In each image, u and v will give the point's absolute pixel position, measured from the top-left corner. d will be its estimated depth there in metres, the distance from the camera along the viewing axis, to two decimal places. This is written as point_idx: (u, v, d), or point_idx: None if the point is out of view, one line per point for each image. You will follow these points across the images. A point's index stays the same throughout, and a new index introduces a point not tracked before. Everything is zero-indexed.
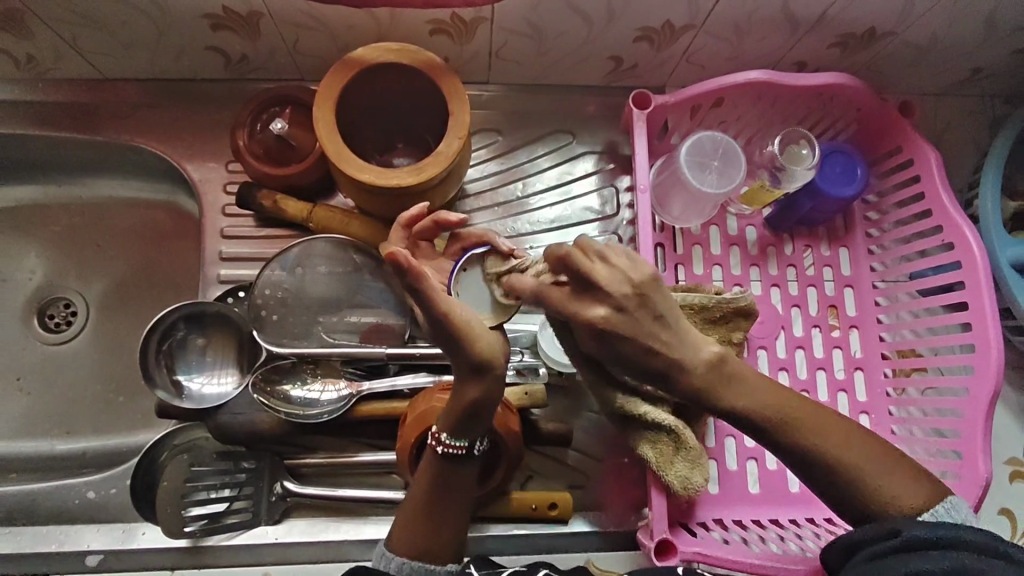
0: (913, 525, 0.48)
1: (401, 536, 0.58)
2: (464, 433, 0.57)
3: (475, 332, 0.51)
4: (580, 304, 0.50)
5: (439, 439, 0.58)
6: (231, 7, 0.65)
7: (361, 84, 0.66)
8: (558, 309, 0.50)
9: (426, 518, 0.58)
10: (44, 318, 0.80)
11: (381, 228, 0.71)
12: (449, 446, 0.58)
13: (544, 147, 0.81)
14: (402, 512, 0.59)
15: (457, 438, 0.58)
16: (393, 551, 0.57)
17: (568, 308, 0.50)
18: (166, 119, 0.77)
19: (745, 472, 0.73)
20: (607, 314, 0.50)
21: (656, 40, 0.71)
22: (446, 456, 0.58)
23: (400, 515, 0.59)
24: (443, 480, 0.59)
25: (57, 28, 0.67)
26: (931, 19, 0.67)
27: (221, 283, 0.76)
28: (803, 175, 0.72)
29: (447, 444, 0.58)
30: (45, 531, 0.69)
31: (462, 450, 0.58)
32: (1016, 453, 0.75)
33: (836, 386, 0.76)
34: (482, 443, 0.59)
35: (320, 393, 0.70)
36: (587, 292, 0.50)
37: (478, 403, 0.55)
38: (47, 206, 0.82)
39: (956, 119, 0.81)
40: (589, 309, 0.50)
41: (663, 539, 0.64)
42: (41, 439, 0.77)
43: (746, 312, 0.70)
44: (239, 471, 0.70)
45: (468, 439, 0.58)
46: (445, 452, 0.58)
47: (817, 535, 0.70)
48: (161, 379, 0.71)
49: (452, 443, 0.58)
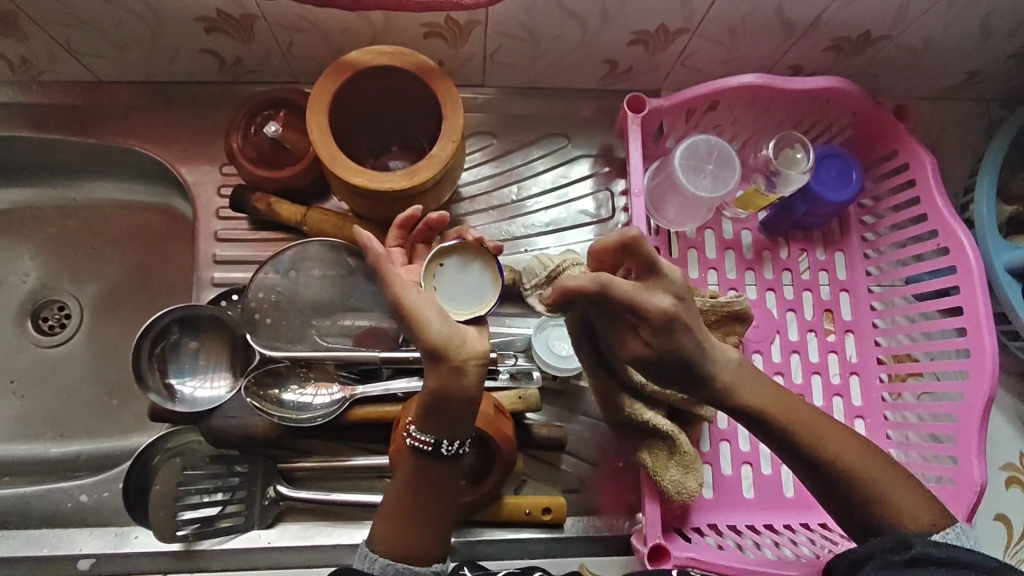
0: (926, 543, 0.48)
1: (384, 533, 0.58)
2: (434, 428, 0.56)
3: (415, 317, 0.50)
4: (648, 294, 0.49)
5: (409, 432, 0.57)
6: (225, 10, 0.65)
7: (355, 87, 0.66)
8: (627, 299, 0.49)
9: (407, 515, 0.58)
10: (38, 321, 0.80)
11: (375, 231, 0.71)
12: (417, 440, 0.57)
13: (539, 150, 0.81)
14: (384, 508, 0.59)
15: (426, 432, 0.57)
16: (375, 551, 0.57)
17: (637, 298, 0.49)
18: (161, 122, 0.77)
19: (740, 477, 0.73)
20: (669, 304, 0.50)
21: (651, 44, 0.71)
22: (415, 449, 0.58)
23: (382, 512, 0.59)
24: (419, 477, 0.58)
25: (51, 30, 0.67)
26: (926, 23, 0.67)
27: (215, 286, 0.76)
28: (798, 179, 0.72)
29: (416, 437, 0.58)
30: (37, 534, 0.68)
31: (428, 445, 0.57)
32: (1012, 459, 0.75)
33: (832, 391, 0.76)
34: (449, 443, 0.57)
35: (312, 396, 0.70)
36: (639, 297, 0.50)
37: (446, 398, 0.53)
38: (42, 208, 0.82)
39: (952, 123, 0.81)
40: (653, 297, 0.50)
41: (657, 545, 0.64)
42: (34, 442, 0.77)
43: (742, 317, 0.70)
44: (232, 474, 0.70)
45: (433, 434, 0.57)
46: (413, 445, 0.57)
47: (812, 541, 0.69)
48: (154, 382, 0.70)
49: (420, 436, 0.57)
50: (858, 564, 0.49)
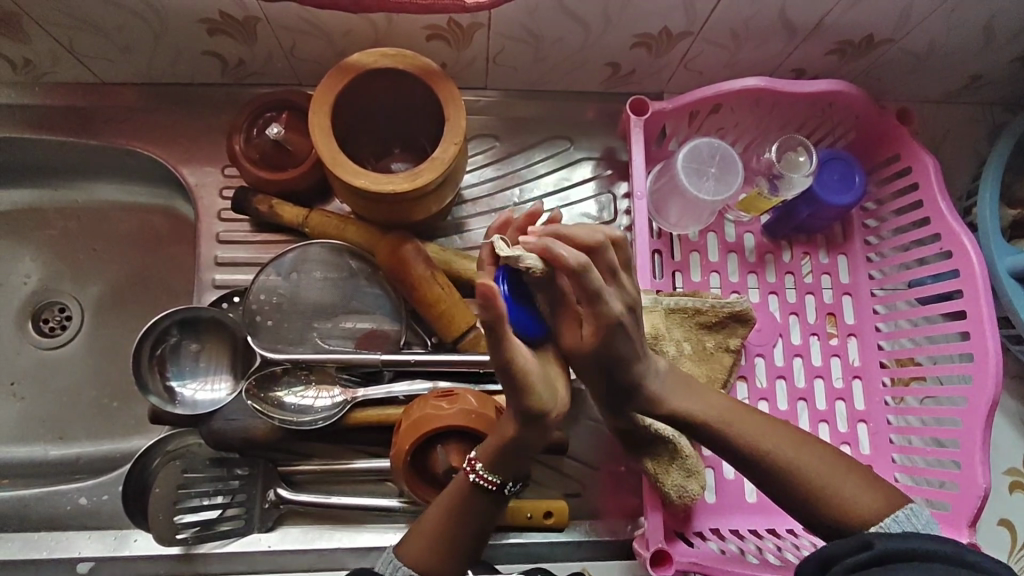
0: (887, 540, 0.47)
1: (412, 549, 0.56)
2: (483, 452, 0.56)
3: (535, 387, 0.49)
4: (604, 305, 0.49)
5: (478, 469, 0.56)
6: (228, 12, 0.65)
7: (357, 89, 0.66)
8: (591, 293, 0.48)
9: (439, 538, 0.56)
10: (38, 322, 0.80)
11: (376, 234, 0.70)
12: (482, 478, 0.56)
13: (541, 153, 0.81)
14: (419, 524, 0.58)
15: (493, 473, 0.56)
16: (398, 558, 0.56)
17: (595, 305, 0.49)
18: (163, 124, 0.77)
19: (742, 481, 0.72)
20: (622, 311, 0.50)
21: (654, 47, 0.71)
22: (478, 487, 0.57)
23: (415, 526, 0.58)
24: (465, 510, 0.57)
25: (53, 32, 0.67)
26: (928, 27, 0.67)
27: (216, 288, 0.75)
28: (801, 183, 0.72)
29: (483, 475, 0.56)
30: (36, 537, 0.68)
31: (493, 486, 0.56)
32: (1015, 464, 0.74)
33: (834, 395, 0.75)
34: (513, 485, 0.57)
35: (314, 399, 0.70)
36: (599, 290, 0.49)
37: None
38: (42, 209, 0.81)
39: (955, 126, 0.81)
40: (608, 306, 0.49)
41: (658, 550, 0.63)
42: (35, 444, 0.77)
43: (741, 319, 0.70)
44: (232, 478, 0.69)
45: (502, 477, 0.56)
46: (477, 482, 0.56)
47: (814, 546, 0.69)
48: (155, 385, 0.70)
49: (487, 476, 0.56)
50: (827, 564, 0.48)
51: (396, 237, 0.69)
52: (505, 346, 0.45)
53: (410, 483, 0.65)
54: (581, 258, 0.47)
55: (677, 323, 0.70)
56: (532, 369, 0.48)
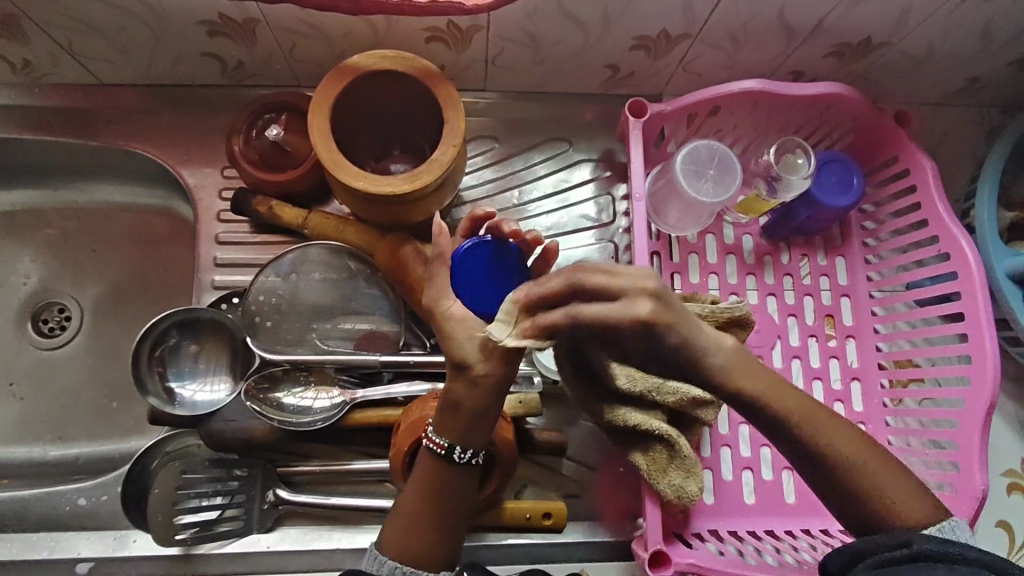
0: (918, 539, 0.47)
1: (393, 537, 0.57)
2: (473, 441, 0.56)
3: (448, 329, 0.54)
4: (622, 306, 0.46)
5: (426, 433, 0.57)
6: (227, 14, 0.65)
7: (356, 90, 0.66)
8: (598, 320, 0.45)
9: (420, 520, 0.57)
10: (38, 323, 0.80)
11: (375, 235, 0.70)
12: (431, 442, 0.57)
13: (541, 154, 0.81)
14: (395, 510, 0.58)
15: (441, 434, 0.57)
16: (385, 554, 0.56)
17: (610, 318, 0.46)
18: (163, 125, 0.77)
19: (741, 482, 0.72)
20: (651, 306, 0.46)
21: (653, 49, 0.71)
22: (431, 452, 0.57)
23: (394, 512, 0.58)
24: (432, 483, 0.57)
25: (53, 33, 0.67)
26: (926, 30, 0.67)
27: (215, 289, 0.76)
28: (799, 185, 0.72)
29: (432, 438, 0.57)
30: (34, 538, 0.68)
31: (441, 448, 0.57)
32: (1013, 465, 0.74)
33: (833, 397, 0.76)
34: (461, 451, 0.57)
35: (313, 400, 0.70)
36: (613, 302, 0.46)
37: None
38: (42, 210, 0.82)
39: (953, 128, 0.81)
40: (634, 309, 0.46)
41: (657, 550, 0.63)
42: (33, 444, 0.77)
43: (745, 323, 0.69)
44: (231, 478, 0.69)
45: (450, 438, 0.57)
46: (427, 445, 0.57)
47: (812, 547, 0.69)
48: (154, 386, 0.70)
49: (435, 439, 0.57)
50: (853, 559, 0.49)
51: (395, 238, 0.69)
52: (437, 286, 0.55)
53: (409, 484, 0.65)
54: (566, 281, 0.46)
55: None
56: (469, 320, 0.54)
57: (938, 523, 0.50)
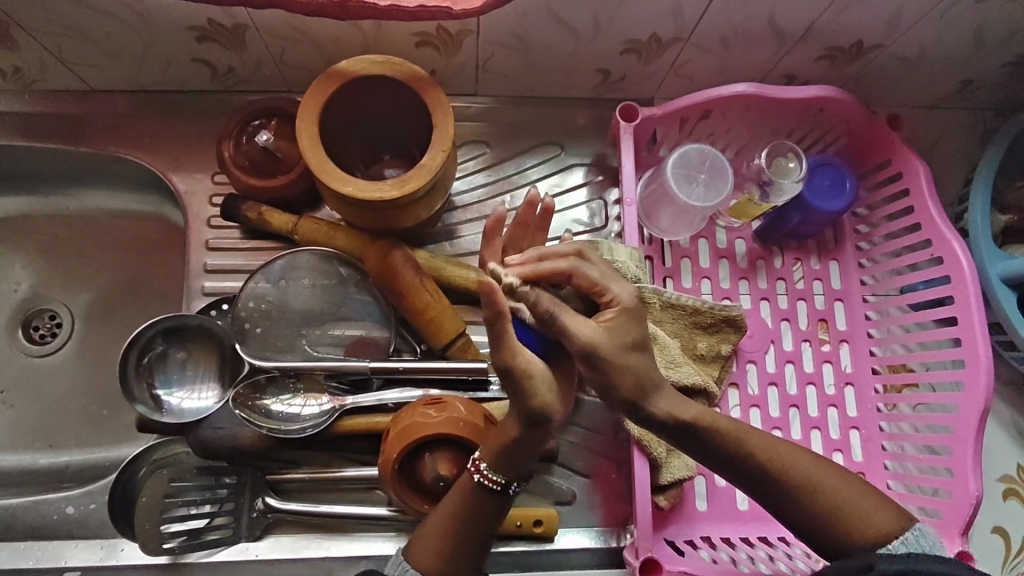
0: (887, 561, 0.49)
1: (421, 552, 0.57)
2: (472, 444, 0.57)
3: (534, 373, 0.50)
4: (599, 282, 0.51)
5: (483, 470, 0.57)
6: (215, 20, 0.64)
7: (343, 96, 0.65)
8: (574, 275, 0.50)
9: (445, 535, 0.57)
10: (29, 330, 0.79)
11: (364, 241, 0.70)
12: (486, 478, 0.57)
13: (533, 159, 0.80)
14: (427, 526, 0.58)
15: (499, 472, 0.57)
16: (406, 559, 0.57)
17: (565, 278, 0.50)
18: (153, 131, 0.77)
19: (734, 489, 0.72)
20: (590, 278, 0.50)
21: (643, 53, 0.71)
22: (483, 487, 0.57)
23: (425, 526, 0.58)
24: (465, 508, 0.58)
25: (42, 39, 0.66)
26: (917, 33, 0.67)
27: (205, 295, 0.75)
28: (792, 188, 0.71)
29: (487, 475, 0.57)
30: (22, 546, 0.68)
31: (498, 486, 0.57)
32: (1009, 470, 0.74)
33: (826, 402, 0.75)
34: (517, 486, 0.57)
35: (301, 407, 0.69)
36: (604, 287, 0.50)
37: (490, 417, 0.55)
38: (34, 217, 0.81)
39: (945, 132, 0.81)
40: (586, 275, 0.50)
41: (649, 558, 0.63)
42: (23, 452, 0.76)
43: (735, 324, 0.70)
44: (220, 486, 0.68)
45: (507, 476, 0.57)
46: (482, 482, 0.57)
47: (807, 554, 0.69)
48: (141, 393, 0.70)
49: (491, 475, 0.57)
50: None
51: (384, 244, 0.69)
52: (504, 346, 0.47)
53: (398, 493, 0.64)
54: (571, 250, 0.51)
55: (669, 320, 0.69)
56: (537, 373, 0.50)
57: (903, 535, 0.52)
